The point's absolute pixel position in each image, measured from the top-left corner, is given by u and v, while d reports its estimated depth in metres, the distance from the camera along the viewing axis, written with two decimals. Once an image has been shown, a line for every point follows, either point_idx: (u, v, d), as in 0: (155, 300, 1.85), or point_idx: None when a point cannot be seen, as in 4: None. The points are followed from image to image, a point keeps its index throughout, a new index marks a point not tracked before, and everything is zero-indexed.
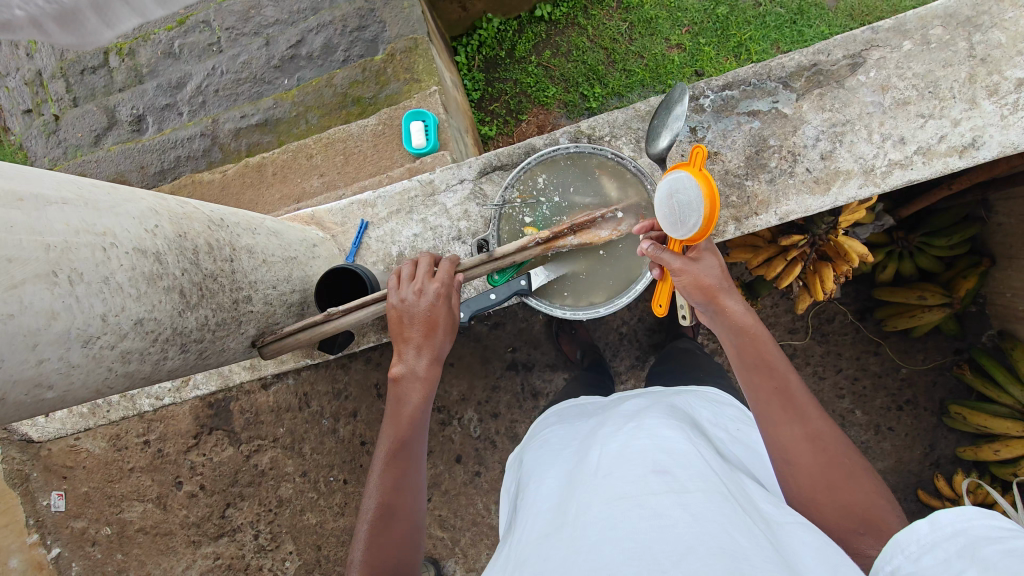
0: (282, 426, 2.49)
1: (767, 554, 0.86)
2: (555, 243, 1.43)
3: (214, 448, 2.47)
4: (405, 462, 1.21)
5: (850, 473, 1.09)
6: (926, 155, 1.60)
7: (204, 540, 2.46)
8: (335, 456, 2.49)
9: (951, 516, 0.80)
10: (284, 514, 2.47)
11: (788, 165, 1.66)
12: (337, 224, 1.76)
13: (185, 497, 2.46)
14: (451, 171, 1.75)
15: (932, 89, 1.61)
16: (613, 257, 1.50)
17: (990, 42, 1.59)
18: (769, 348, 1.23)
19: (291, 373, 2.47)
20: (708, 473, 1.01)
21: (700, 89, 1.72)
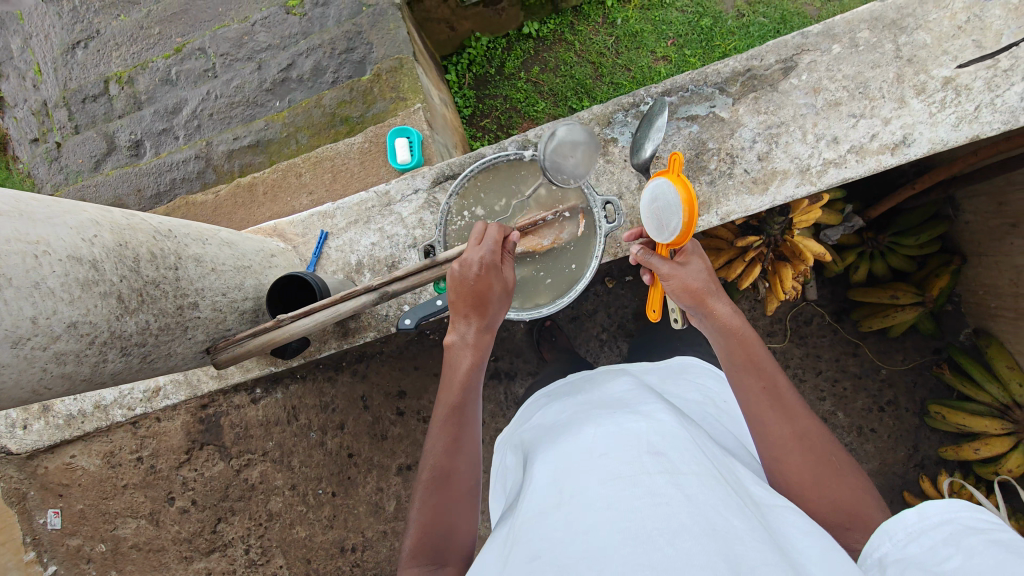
0: (270, 440, 2.50)
1: (757, 532, 0.91)
2: None
3: (205, 463, 2.51)
4: (461, 425, 1.26)
5: (836, 469, 1.15)
6: (858, 153, 1.64)
7: (196, 556, 2.49)
8: (322, 468, 2.48)
9: (938, 508, 0.94)
10: (274, 528, 2.49)
11: (727, 167, 1.70)
12: (299, 235, 1.81)
13: (177, 513, 2.50)
14: (406, 181, 1.79)
15: (862, 89, 1.64)
16: (556, 261, 1.54)
17: (915, 43, 1.62)
18: (758, 349, 1.28)
19: (280, 387, 2.48)
20: (700, 457, 1.04)
21: (640, 97, 1.76)
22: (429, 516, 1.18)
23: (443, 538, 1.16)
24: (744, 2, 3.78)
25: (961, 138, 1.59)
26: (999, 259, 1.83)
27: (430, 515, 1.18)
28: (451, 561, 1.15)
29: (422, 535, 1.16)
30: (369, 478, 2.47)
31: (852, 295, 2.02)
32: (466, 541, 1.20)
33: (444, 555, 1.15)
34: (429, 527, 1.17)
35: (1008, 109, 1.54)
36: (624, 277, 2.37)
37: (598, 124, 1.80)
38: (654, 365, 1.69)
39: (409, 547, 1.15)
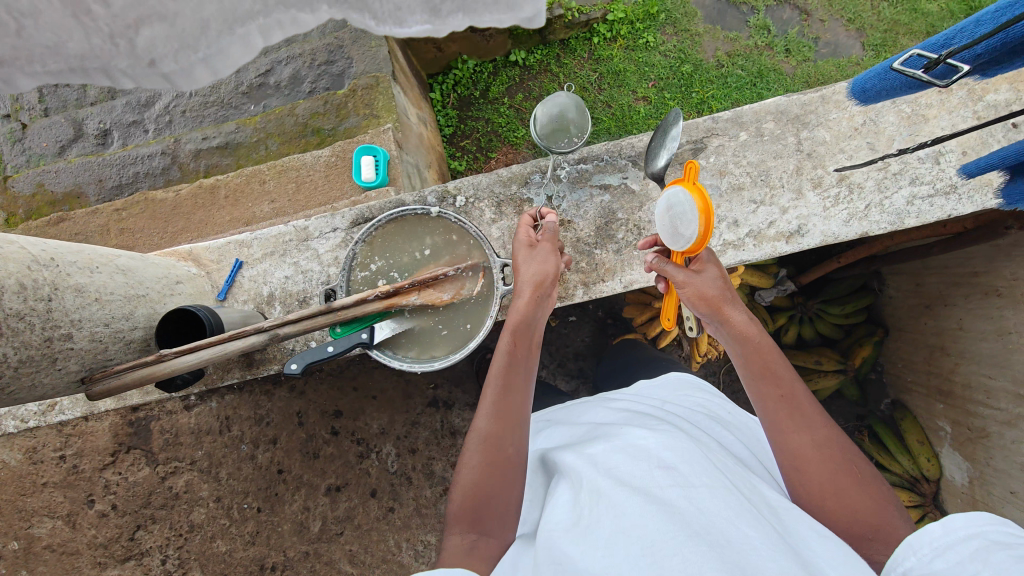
0: (200, 449, 2.46)
1: (776, 543, 0.93)
2: (397, 300, 1.41)
3: (131, 467, 2.45)
4: (507, 394, 1.34)
5: (857, 478, 1.16)
6: (756, 238, 1.69)
7: (110, 563, 2.40)
8: (250, 482, 2.44)
9: (964, 522, 0.92)
10: (195, 540, 2.43)
11: (634, 237, 1.79)
12: (214, 261, 1.83)
13: (96, 517, 2.42)
14: (325, 219, 1.85)
15: (763, 177, 1.72)
16: (461, 314, 1.49)
17: (815, 139, 1.72)
18: (774, 359, 1.31)
19: (215, 396, 2.46)
20: (713, 471, 1.09)
21: (557, 161, 1.85)
22: (474, 478, 1.23)
23: (484, 507, 1.20)
24: (724, 53, 3.86)
25: (851, 233, 1.67)
26: (915, 336, 2.06)
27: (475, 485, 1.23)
28: (490, 530, 1.17)
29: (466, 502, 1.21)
30: (297, 496, 2.44)
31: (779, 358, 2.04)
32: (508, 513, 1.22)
33: (484, 522, 1.19)
34: (472, 496, 1.22)
35: (894, 211, 1.64)
36: (568, 317, 2.50)
37: (515, 183, 1.86)
38: (674, 383, 1.74)
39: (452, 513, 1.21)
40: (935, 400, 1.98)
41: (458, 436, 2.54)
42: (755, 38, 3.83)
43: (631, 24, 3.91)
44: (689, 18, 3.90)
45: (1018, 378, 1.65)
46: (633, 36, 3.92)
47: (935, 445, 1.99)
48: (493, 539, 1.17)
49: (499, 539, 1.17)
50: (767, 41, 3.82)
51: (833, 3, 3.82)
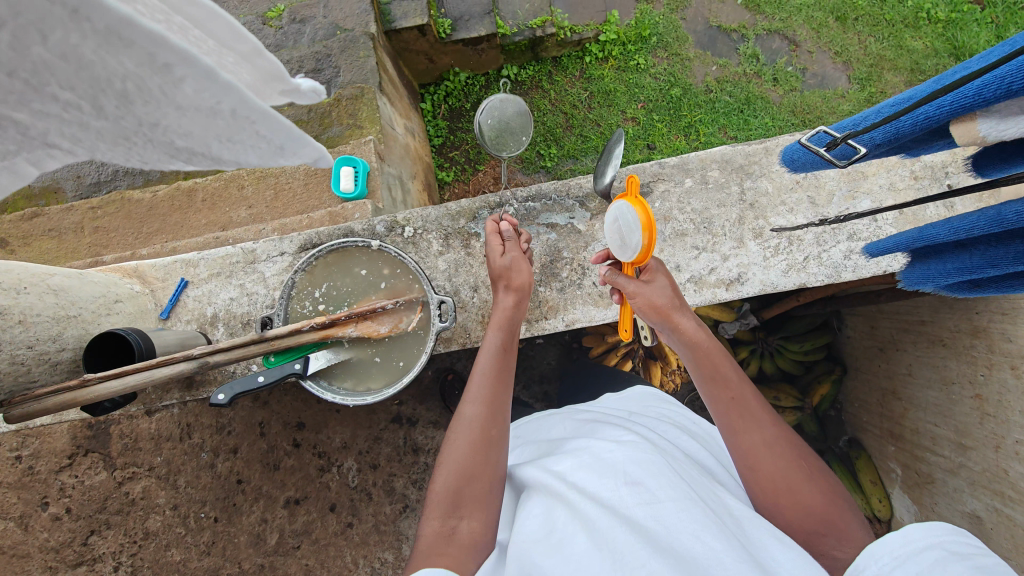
0: (159, 455, 2.44)
1: (737, 549, 0.94)
2: (332, 332, 1.40)
3: (88, 470, 2.41)
4: (496, 385, 1.37)
5: (808, 473, 1.17)
6: (697, 284, 1.71)
7: (61, 568, 2.36)
8: (208, 492, 2.42)
9: (923, 531, 0.91)
10: (149, 547, 2.39)
11: (578, 278, 1.81)
12: (159, 278, 1.84)
13: (49, 520, 2.37)
14: (273, 243, 1.86)
15: (706, 225, 1.74)
16: (396, 350, 1.50)
17: (758, 189, 1.75)
18: (723, 361, 1.32)
19: (176, 403, 2.43)
20: (676, 480, 1.09)
21: (506, 199, 1.87)
22: (454, 460, 1.23)
23: (460, 492, 1.19)
24: (713, 79, 3.90)
25: (789, 284, 1.69)
26: (870, 378, 2.09)
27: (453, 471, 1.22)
28: (467, 516, 1.16)
29: (443, 491, 1.20)
30: (255, 508, 2.42)
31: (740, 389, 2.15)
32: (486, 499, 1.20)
33: (460, 504, 1.17)
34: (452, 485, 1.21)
35: (831, 265, 1.67)
36: (534, 339, 2.55)
37: (464, 218, 1.87)
38: (634, 395, 1.73)
39: (432, 500, 1.20)
40: (888, 441, 2.02)
41: (420, 454, 2.54)
42: (744, 65, 3.87)
43: (622, 46, 3.94)
44: (680, 42, 3.94)
45: (959, 427, 1.69)
46: (624, 57, 3.95)
47: (887, 486, 2.03)
48: (468, 523, 1.16)
49: (477, 525, 1.16)
50: (755, 69, 3.86)
51: (822, 35, 3.87)
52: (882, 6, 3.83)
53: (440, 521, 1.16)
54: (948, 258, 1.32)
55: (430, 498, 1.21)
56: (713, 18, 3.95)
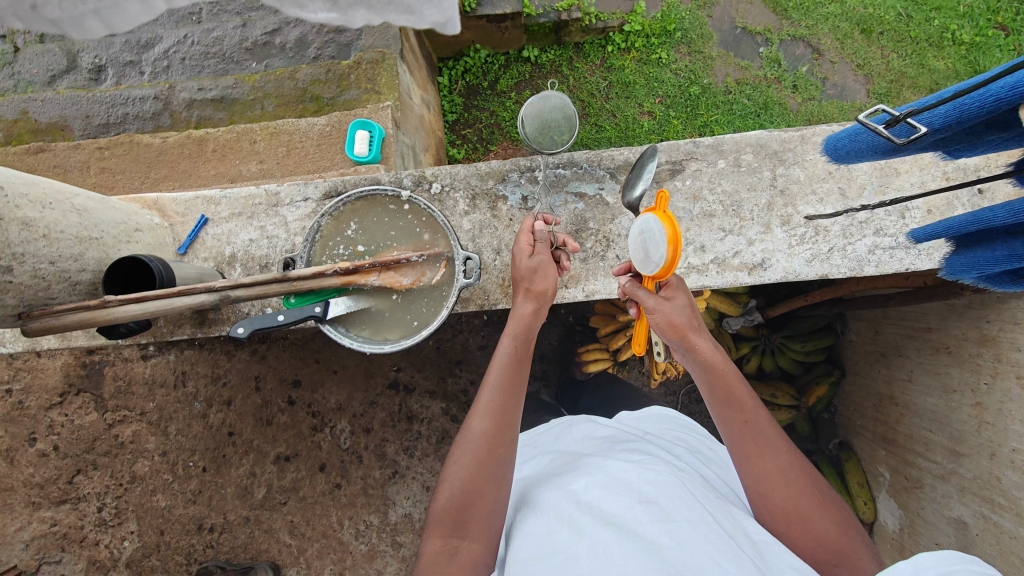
0: (152, 401, 2.44)
1: (748, 571, 0.99)
2: (355, 279, 1.39)
3: (78, 410, 2.44)
4: (505, 400, 1.35)
5: (820, 502, 1.22)
6: (720, 265, 1.73)
7: (44, 504, 2.45)
8: (199, 441, 2.43)
9: (933, 558, 0.96)
10: (134, 491, 2.44)
11: (602, 249, 1.81)
12: (179, 213, 1.82)
13: (35, 456, 2.44)
14: (297, 187, 1.84)
15: (735, 208, 1.75)
16: (415, 304, 1.49)
17: (790, 176, 1.75)
18: (737, 385, 1.34)
19: (174, 348, 2.42)
20: (689, 498, 1.15)
21: (537, 163, 1.86)
22: (463, 480, 1.24)
23: (467, 509, 1.23)
24: (733, 80, 3.88)
25: (812, 274, 1.70)
26: (869, 382, 2.12)
27: (460, 488, 1.24)
28: (471, 535, 1.21)
29: (448, 506, 1.23)
30: (244, 460, 2.43)
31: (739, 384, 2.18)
32: (489, 522, 1.24)
33: (467, 523, 1.22)
34: (454, 497, 1.24)
35: (856, 258, 1.68)
36: None
37: (492, 179, 1.86)
38: (645, 412, 1.74)
39: (433, 517, 1.23)
40: (879, 446, 2.05)
41: (414, 422, 2.54)
42: (766, 70, 3.86)
43: (646, 38, 3.91)
44: (705, 40, 3.91)
45: (955, 435, 1.72)
46: (647, 49, 3.92)
47: (873, 489, 2.08)
48: (472, 542, 1.21)
49: (478, 544, 1.21)
50: (776, 74, 3.85)
51: (845, 46, 3.85)
52: (908, 22, 3.81)
53: (443, 537, 1.21)
54: (999, 247, 1.32)
55: (432, 511, 1.24)
56: (739, 19, 3.92)
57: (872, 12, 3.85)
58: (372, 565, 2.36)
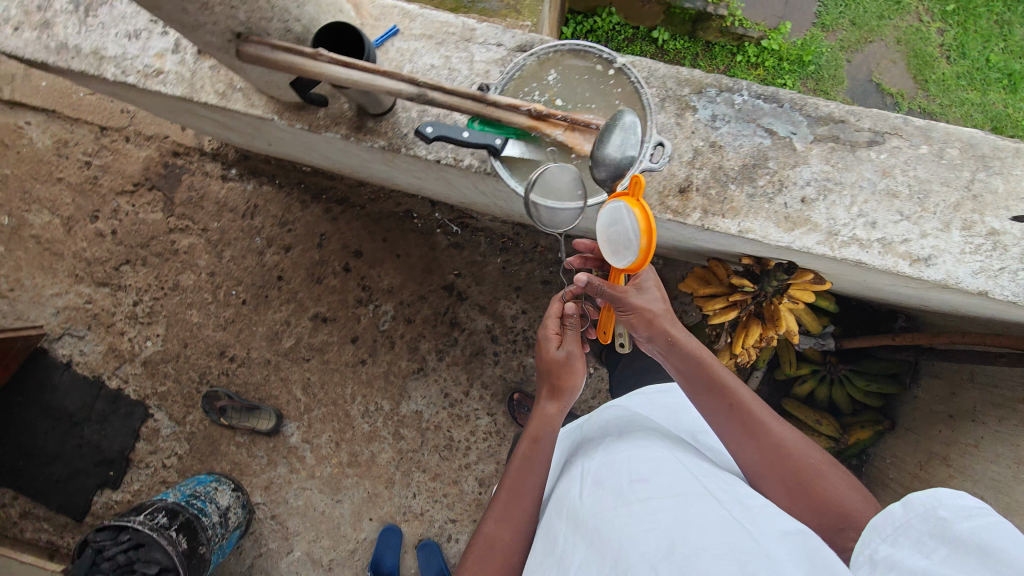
0: (217, 221, 2.47)
1: (737, 534, 1.04)
2: (542, 127, 1.30)
3: (145, 204, 2.48)
4: (513, 489, 1.41)
5: (815, 471, 1.23)
6: (886, 248, 1.45)
7: (86, 280, 2.51)
8: (248, 274, 2.45)
9: (923, 496, 0.94)
10: (172, 299, 2.49)
11: (772, 190, 1.48)
12: (373, 17, 1.81)
13: (92, 233, 2.50)
14: (495, 31, 1.81)
15: (922, 196, 1.47)
16: (582, 175, 1.42)
17: (991, 184, 1.49)
18: (717, 372, 1.34)
19: (255, 180, 2.45)
20: (682, 478, 1.21)
21: (738, 85, 1.55)
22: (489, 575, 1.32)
23: None
24: None
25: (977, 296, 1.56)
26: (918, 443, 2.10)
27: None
28: None
29: None
30: (285, 307, 2.44)
31: (784, 402, 2.19)
32: None
33: None
34: None
35: None
36: None
37: (689, 87, 1.57)
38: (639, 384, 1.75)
39: None
40: None
41: (455, 328, 2.42)
42: None
43: (778, 60, 3.77)
44: (834, 83, 3.75)
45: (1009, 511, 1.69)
46: (774, 72, 3.78)
47: None
48: None
49: None
50: None
51: None
52: None
53: None
54: None
55: None
56: (876, 74, 3.75)
57: (1010, 113, 3.70)
58: (370, 446, 2.41)
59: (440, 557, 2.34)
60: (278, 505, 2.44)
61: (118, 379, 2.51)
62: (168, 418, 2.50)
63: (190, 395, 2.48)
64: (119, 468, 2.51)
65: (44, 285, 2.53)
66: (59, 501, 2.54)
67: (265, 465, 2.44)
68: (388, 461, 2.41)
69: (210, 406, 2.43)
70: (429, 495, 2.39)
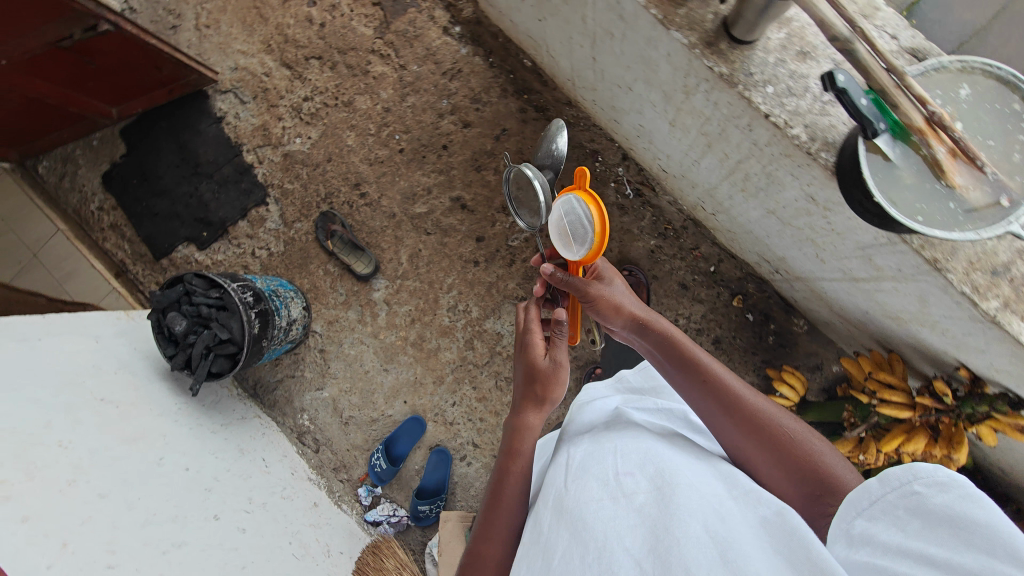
0: (417, 65, 2.43)
1: (707, 521, 0.94)
2: (933, 135, 0.91)
3: (363, 16, 2.46)
4: (502, 484, 1.31)
5: (786, 433, 1.10)
6: None
7: (275, 54, 2.52)
8: (418, 128, 2.43)
9: (900, 470, 0.83)
10: (340, 113, 2.48)
11: None
12: None
13: (303, 16, 2.50)
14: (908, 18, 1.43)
15: None
16: (926, 207, 1.00)
17: None
18: (683, 344, 1.25)
19: (472, 47, 2.39)
20: (662, 464, 1.12)
21: None
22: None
23: None
24: None
25: None
26: None
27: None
28: None
29: None
30: (434, 176, 2.42)
31: None
32: None
33: None
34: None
35: None
36: None
37: None
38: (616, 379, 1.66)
39: None
40: None
41: None
42: None
43: None
44: None
45: None
46: None
47: None
48: None
49: None
50: None
51: None
52: None
53: None
54: None
55: None
56: None
57: None
58: (440, 341, 2.41)
59: (447, 471, 2.34)
60: (332, 344, 2.47)
61: (254, 156, 2.53)
62: (278, 215, 2.52)
63: (308, 206, 2.49)
64: (212, 232, 2.56)
65: (237, 38, 2.55)
66: (149, 232, 2.62)
67: (340, 304, 2.46)
68: (448, 363, 2.40)
69: (326, 222, 2.44)
70: (467, 412, 2.39)
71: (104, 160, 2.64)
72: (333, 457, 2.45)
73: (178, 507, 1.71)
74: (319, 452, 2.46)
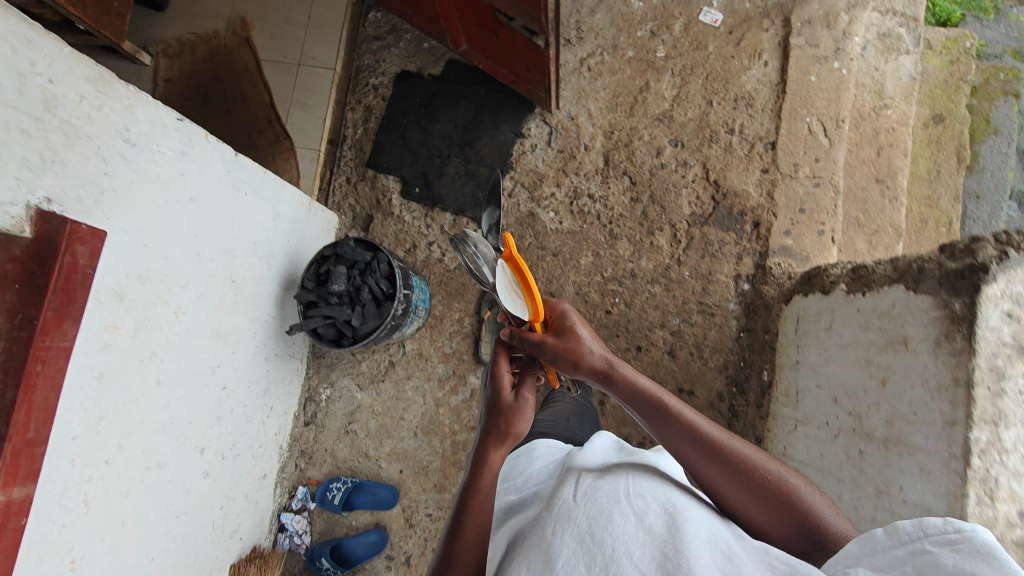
0: (689, 274, 2.32)
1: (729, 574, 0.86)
2: None
3: (697, 196, 2.36)
4: (482, 509, 1.18)
5: (766, 476, 1.10)
6: None
7: (608, 144, 2.44)
8: (638, 313, 2.32)
9: (911, 524, 0.81)
10: (599, 235, 2.39)
11: None
12: None
13: (658, 145, 2.41)
14: None
15: None
16: None
17: None
18: (671, 401, 1.24)
19: (742, 312, 2.27)
20: (666, 505, 1.01)
21: None
22: None
23: None
24: None
25: None
26: None
27: None
28: None
29: None
30: None
31: None
32: None
33: None
34: None
35: None
36: None
37: None
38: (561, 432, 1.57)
39: None
40: None
41: None
42: None
43: None
44: None
45: None
46: None
47: None
48: None
49: None
50: None
51: None
52: None
53: None
54: None
55: None
56: None
57: None
58: None
59: (369, 556, 2.22)
60: (403, 369, 2.40)
61: (509, 188, 2.46)
62: None
63: None
64: (422, 197, 2.50)
65: (598, 99, 2.48)
66: (382, 140, 2.55)
67: (441, 354, 2.38)
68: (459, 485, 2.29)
69: None
70: (430, 533, 2.27)
71: (416, 62, 2.59)
72: (310, 442, 2.38)
73: (189, 425, 1.65)
74: (306, 426, 2.39)
